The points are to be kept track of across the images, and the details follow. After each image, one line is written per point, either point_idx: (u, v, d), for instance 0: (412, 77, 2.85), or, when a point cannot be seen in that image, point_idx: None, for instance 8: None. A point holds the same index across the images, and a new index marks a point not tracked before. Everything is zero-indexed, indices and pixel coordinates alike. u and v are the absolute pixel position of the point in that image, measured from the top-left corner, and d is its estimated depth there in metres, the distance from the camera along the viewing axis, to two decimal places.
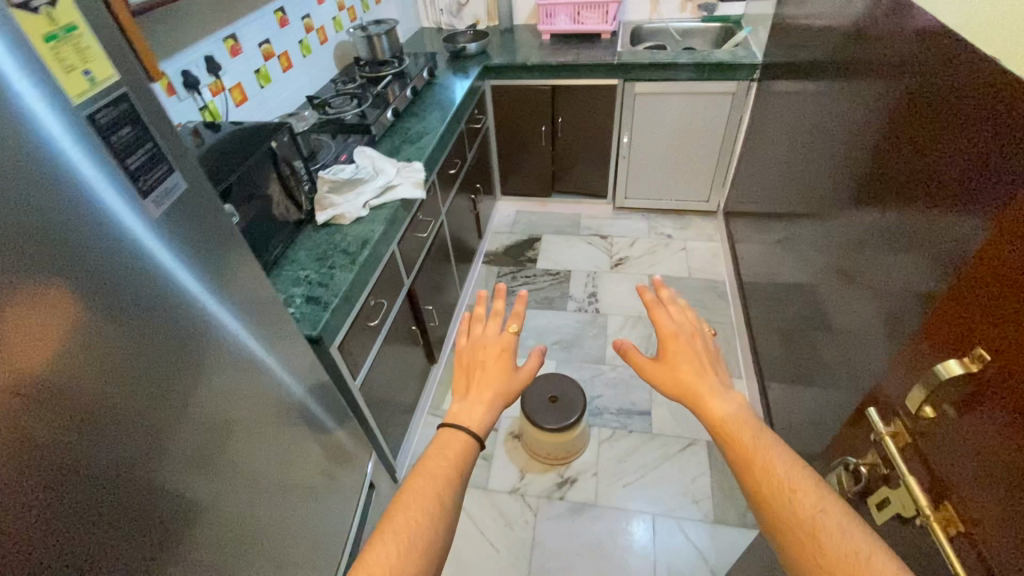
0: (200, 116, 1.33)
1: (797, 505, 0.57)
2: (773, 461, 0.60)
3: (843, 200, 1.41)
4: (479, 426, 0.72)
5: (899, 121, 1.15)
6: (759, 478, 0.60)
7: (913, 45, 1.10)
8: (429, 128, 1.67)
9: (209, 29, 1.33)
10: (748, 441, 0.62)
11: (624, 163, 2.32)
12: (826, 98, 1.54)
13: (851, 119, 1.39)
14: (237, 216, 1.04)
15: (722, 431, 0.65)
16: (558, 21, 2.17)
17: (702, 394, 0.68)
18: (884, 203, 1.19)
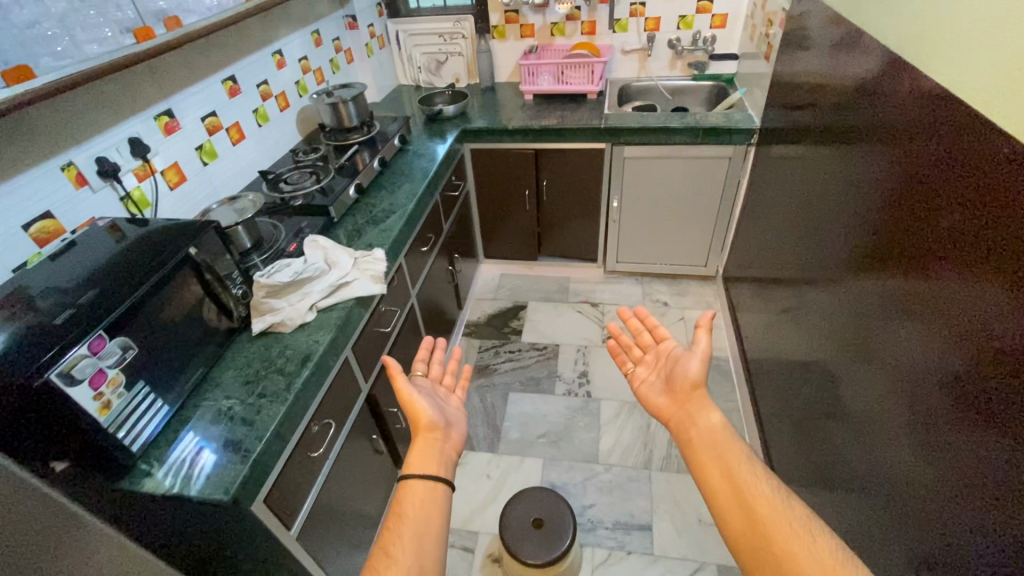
0: (121, 206, 1.15)
1: (785, 509, 0.65)
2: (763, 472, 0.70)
3: (857, 288, 1.23)
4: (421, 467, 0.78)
5: (922, 210, 0.98)
6: (748, 485, 0.68)
7: (931, 133, 0.96)
8: (397, 205, 1.49)
9: (137, 107, 1.16)
10: (738, 453, 0.73)
11: (615, 226, 2.15)
12: (830, 170, 1.39)
13: (862, 198, 1.23)
14: (134, 348, 0.84)
15: (712, 441, 0.75)
16: (541, 81, 2.05)
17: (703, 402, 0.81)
18: (907, 298, 1.01)
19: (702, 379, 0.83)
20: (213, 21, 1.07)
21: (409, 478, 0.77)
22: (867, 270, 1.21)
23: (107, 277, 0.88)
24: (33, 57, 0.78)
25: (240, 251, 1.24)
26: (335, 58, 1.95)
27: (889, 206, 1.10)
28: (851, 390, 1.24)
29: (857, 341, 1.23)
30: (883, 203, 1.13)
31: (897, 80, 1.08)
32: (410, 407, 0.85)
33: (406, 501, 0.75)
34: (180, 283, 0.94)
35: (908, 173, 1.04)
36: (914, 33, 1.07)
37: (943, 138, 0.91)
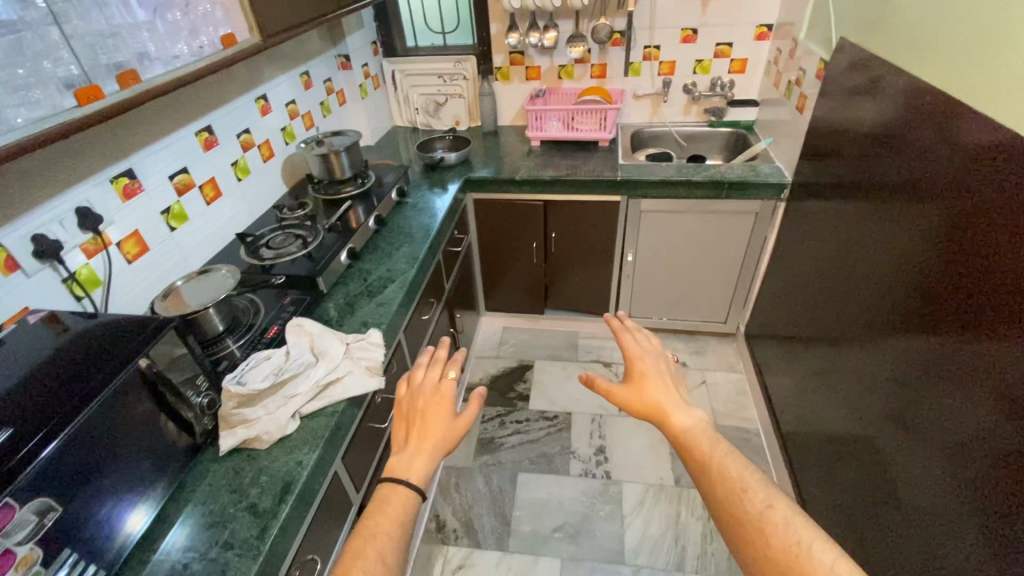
0: (63, 289, 0.94)
1: (745, 500, 0.58)
2: (730, 471, 0.61)
3: (900, 357, 1.09)
4: (426, 476, 0.66)
5: (967, 273, 0.90)
6: (712, 490, 0.61)
7: (990, 189, 0.85)
8: (394, 271, 1.31)
9: (88, 169, 0.97)
10: (702, 453, 0.64)
11: (629, 280, 2.00)
12: (861, 231, 1.25)
13: (899, 259, 1.10)
14: (57, 508, 0.63)
15: (683, 449, 0.66)
16: (549, 126, 1.92)
17: (669, 408, 0.69)
18: (941, 363, 0.96)
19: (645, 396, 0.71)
20: (181, 72, 0.88)
21: (397, 479, 0.66)
22: (905, 341, 1.07)
23: (22, 405, 0.67)
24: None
25: (211, 338, 1.04)
26: (325, 100, 1.79)
27: (932, 262, 1.00)
28: (897, 473, 1.09)
29: (899, 413, 1.08)
30: (926, 266, 1.01)
31: (952, 138, 0.95)
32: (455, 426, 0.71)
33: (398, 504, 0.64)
34: (128, 407, 0.74)
35: (953, 229, 0.94)
36: (965, 92, 0.95)
37: (1004, 186, 0.82)
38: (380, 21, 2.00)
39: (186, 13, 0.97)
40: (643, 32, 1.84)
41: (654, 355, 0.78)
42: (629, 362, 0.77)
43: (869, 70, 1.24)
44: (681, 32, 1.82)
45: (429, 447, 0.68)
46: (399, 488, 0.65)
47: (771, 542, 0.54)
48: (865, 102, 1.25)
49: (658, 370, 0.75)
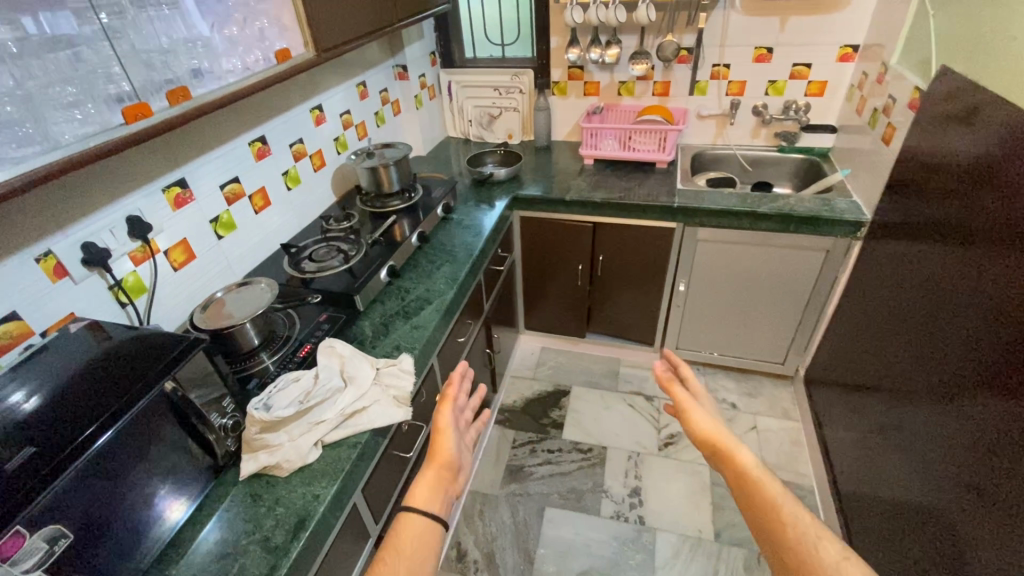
0: (109, 296, 0.95)
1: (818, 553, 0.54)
2: (793, 516, 0.58)
3: (975, 422, 0.95)
4: (428, 494, 0.67)
5: None
6: (782, 537, 0.57)
7: None
8: (432, 291, 1.27)
9: (142, 178, 0.98)
10: (764, 496, 0.60)
11: (678, 311, 1.88)
12: (945, 282, 1.10)
13: (984, 310, 0.96)
14: (68, 534, 0.61)
15: (748, 492, 0.62)
16: (604, 145, 1.84)
17: (729, 446, 0.67)
18: (1016, 430, 0.84)
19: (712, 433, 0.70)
20: (232, 89, 0.87)
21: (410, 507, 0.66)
22: (989, 406, 0.92)
23: (49, 423, 0.66)
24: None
25: (245, 352, 1.03)
26: (380, 110, 1.79)
27: (1011, 317, 0.88)
28: (970, 558, 0.93)
29: (975, 484, 0.94)
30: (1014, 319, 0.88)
31: None
32: (439, 438, 0.72)
33: (408, 537, 0.62)
34: (151, 429, 0.72)
35: None
36: None
37: None
38: (440, 32, 1.99)
39: (244, 27, 0.98)
40: (712, 50, 1.74)
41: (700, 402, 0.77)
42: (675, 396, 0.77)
43: (966, 98, 1.09)
44: (755, 51, 1.70)
45: (431, 467, 0.70)
46: (402, 513, 0.65)
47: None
48: (960, 132, 1.10)
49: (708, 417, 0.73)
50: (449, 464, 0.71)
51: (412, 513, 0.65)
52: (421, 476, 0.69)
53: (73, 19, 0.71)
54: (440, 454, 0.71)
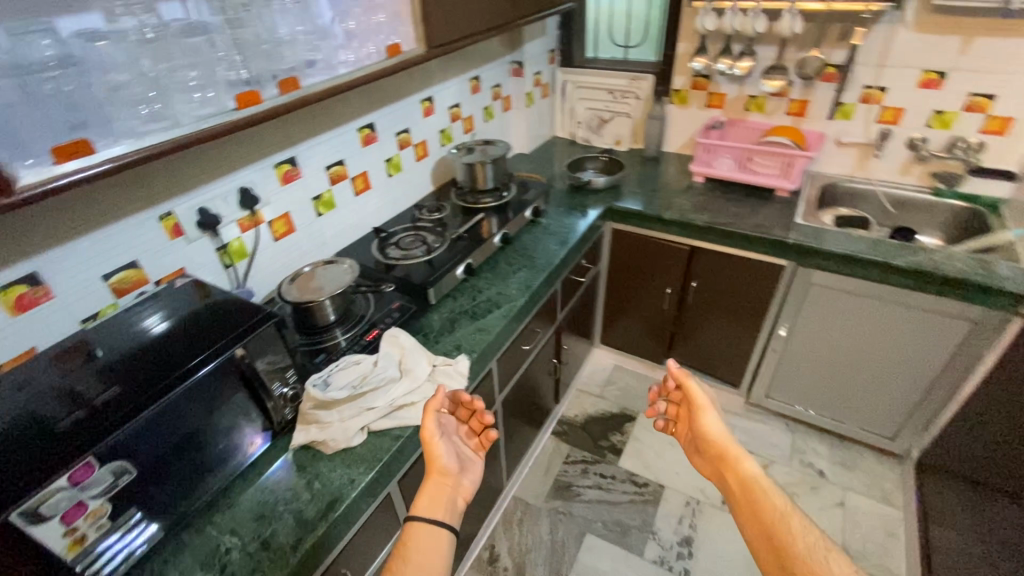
0: (216, 257, 1.05)
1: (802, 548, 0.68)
2: (788, 521, 0.71)
3: None
4: (432, 502, 0.79)
5: None
6: (791, 545, 0.68)
7: None
8: (504, 295, 1.26)
9: (257, 154, 1.07)
10: (774, 506, 0.73)
11: (773, 356, 1.69)
12: None
13: None
14: (134, 472, 0.69)
15: (748, 494, 0.76)
16: (718, 164, 1.69)
17: (739, 456, 0.81)
18: None
19: (726, 439, 0.84)
20: (339, 81, 0.93)
21: (418, 512, 0.78)
22: None
23: (138, 369, 0.75)
24: (89, 128, 0.66)
25: (321, 326, 1.09)
26: (490, 105, 1.80)
27: None
28: None
29: None
30: None
31: None
32: (427, 449, 0.82)
33: (414, 543, 0.74)
34: (218, 390, 0.79)
35: None
36: None
37: None
38: (564, 30, 1.95)
39: (362, 21, 1.01)
40: (866, 70, 1.51)
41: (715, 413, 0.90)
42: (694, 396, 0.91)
43: None
44: (921, 75, 1.45)
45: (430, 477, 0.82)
46: (407, 524, 0.77)
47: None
48: None
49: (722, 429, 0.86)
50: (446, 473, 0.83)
51: (416, 522, 0.76)
52: (426, 485, 0.81)
53: (207, 8, 0.77)
54: (437, 464, 0.83)
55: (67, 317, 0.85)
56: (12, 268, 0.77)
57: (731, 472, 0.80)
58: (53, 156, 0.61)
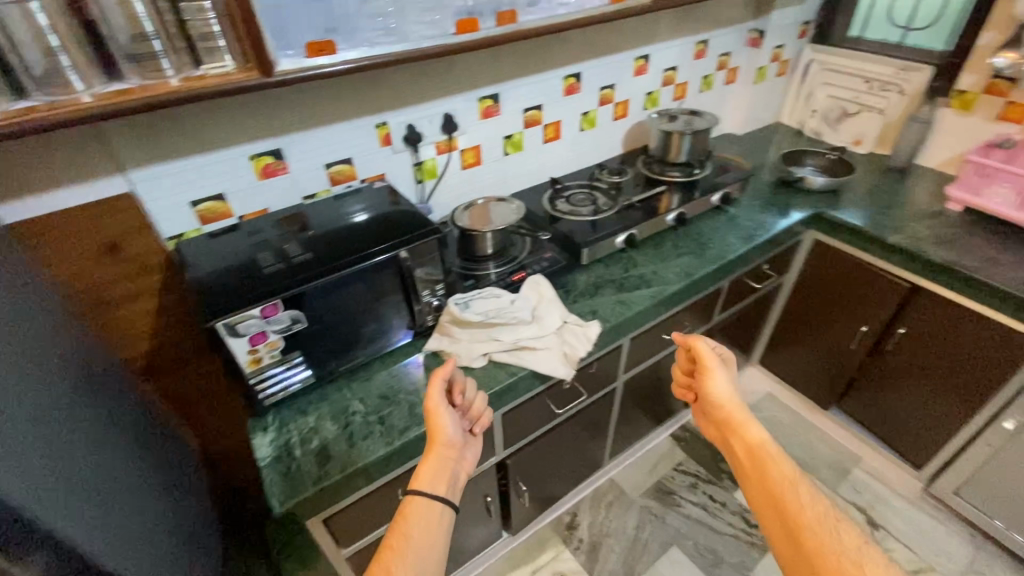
0: (411, 172, 1.18)
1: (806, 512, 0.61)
2: (798, 491, 0.64)
3: None
4: (434, 480, 0.71)
5: None
6: (797, 516, 0.61)
7: None
8: (659, 276, 1.19)
9: (466, 85, 1.15)
10: (782, 474, 0.66)
11: (984, 450, 1.32)
12: None
13: None
14: (304, 323, 0.85)
15: (755, 461, 0.69)
16: (989, 193, 1.30)
17: (747, 419, 0.73)
18: None
19: (734, 399, 0.75)
20: (555, 21, 0.97)
21: (417, 489, 0.70)
22: None
23: (329, 245, 0.90)
24: (336, 34, 0.79)
25: (478, 256, 1.16)
26: (710, 75, 1.64)
27: None
28: None
29: None
30: None
31: None
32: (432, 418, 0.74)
33: (412, 519, 0.67)
34: (378, 280, 0.91)
35: None
36: None
37: None
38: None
39: None
40: None
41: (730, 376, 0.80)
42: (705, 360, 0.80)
43: None
44: None
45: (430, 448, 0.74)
46: (407, 496, 0.70)
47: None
48: None
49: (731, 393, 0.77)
50: (450, 447, 0.75)
51: (417, 496, 0.69)
52: (426, 460, 0.73)
53: None
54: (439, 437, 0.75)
55: (296, 192, 1.05)
56: (266, 141, 0.97)
57: (735, 437, 0.73)
58: (306, 50, 0.75)
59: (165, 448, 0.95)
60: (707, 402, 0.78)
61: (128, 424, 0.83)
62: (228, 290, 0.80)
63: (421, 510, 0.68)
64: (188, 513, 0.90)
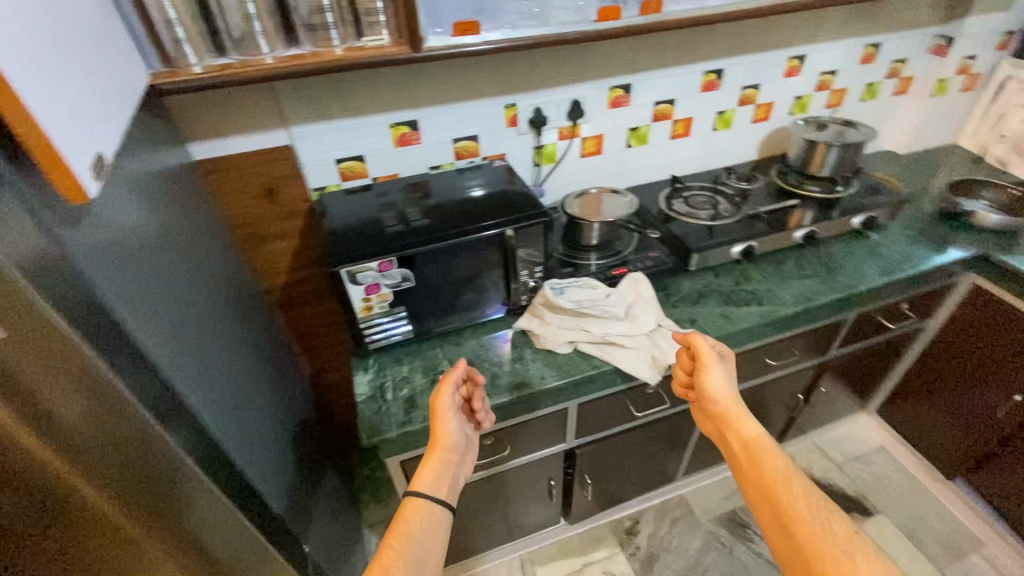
0: (531, 154, 1.21)
1: (797, 500, 0.64)
2: (789, 483, 0.66)
3: None
4: (434, 484, 0.76)
5: None
6: (789, 507, 0.64)
7: None
8: (772, 296, 1.10)
9: (599, 73, 1.14)
10: (773, 466, 0.68)
11: None
12: None
13: None
14: (412, 282, 0.92)
15: (750, 455, 0.71)
16: None
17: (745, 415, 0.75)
18: None
19: (732, 395, 0.78)
20: (704, 11, 0.93)
21: (417, 490, 0.75)
22: None
23: (444, 214, 0.96)
24: (482, 16, 0.83)
25: (582, 245, 1.16)
26: (877, 83, 1.45)
27: None
28: None
29: None
30: None
31: None
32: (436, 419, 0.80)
33: (412, 519, 0.72)
34: (483, 253, 0.95)
35: None
36: None
37: None
38: None
39: None
40: None
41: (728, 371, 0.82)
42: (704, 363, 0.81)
43: None
44: None
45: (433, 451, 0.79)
46: (407, 497, 0.75)
47: (843, 568, 0.56)
48: None
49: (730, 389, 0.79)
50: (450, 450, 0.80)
51: (419, 498, 0.74)
52: (426, 461, 0.78)
53: None
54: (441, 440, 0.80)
55: (424, 161, 1.13)
56: (406, 111, 1.04)
57: (731, 432, 0.75)
58: (453, 29, 0.80)
59: (285, 369, 1.09)
60: (703, 400, 0.80)
61: (258, 343, 0.97)
62: (354, 242, 0.90)
63: (420, 510, 0.73)
64: (295, 428, 1.04)
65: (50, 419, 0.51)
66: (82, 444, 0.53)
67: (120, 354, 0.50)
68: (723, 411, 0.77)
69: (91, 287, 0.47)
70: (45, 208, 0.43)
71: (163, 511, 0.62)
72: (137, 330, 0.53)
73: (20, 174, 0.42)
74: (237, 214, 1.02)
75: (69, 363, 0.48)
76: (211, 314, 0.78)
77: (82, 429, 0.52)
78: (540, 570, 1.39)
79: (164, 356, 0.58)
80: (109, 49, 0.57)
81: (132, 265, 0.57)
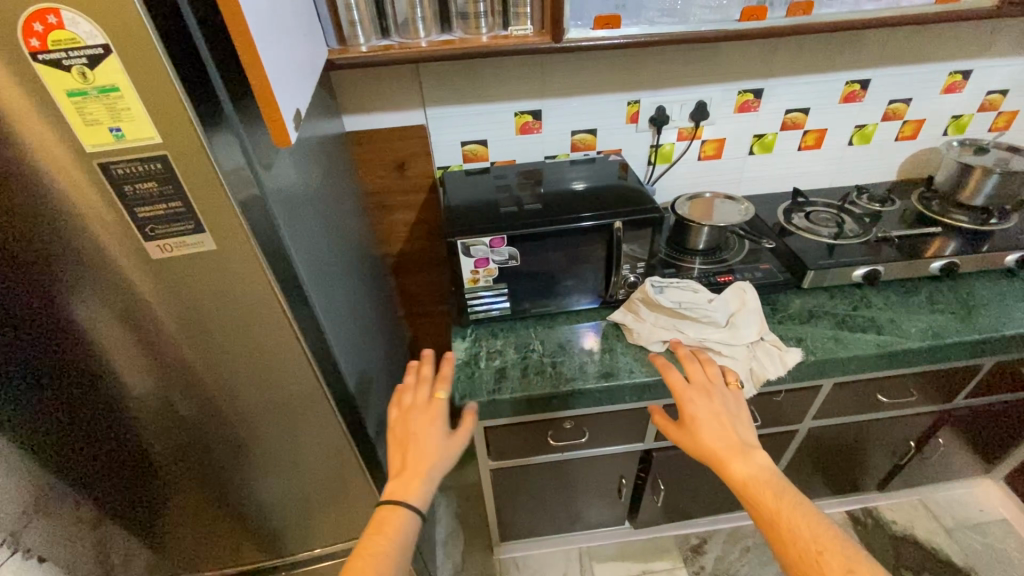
0: (646, 152, 1.21)
1: (796, 542, 0.58)
2: (786, 521, 0.59)
3: None
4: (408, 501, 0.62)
5: None
6: (790, 555, 0.58)
7: None
8: (895, 327, 1.01)
9: (730, 75, 1.12)
10: (767, 508, 0.61)
11: None
12: None
13: None
14: (518, 262, 0.97)
15: (743, 499, 0.64)
16: None
17: (727, 455, 0.66)
18: None
19: (714, 431, 0.69)
20: (860, 15, 0.88)
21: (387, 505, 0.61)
22: None
23: (556, 202, 1.00)
24: (623, 11, 0.86)
25: (688, 248, 1.15)
26: None
27: None
28: None
29: None
30: None
31: None
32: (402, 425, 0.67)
33: (392, 534, 0.60)
34: (589, 243, 0.98)
35: None
36: None
37: None
38: None
39: None
40: None
41: (715, 393, 0.73)
42: (679, 401, 0.73)
43: None
44: None
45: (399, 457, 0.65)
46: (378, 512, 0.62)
47: None
48: None
49: (713, 420, 0.70)
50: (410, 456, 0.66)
51: (393, 515, 0.61)
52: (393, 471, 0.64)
53: None
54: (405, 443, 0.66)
55: (541, 150, 1.18)
56: (532, 101, 1.09)
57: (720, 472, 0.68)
58: (593, 23, 0.83)
59: (390, 328, 1.20)
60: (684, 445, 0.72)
61: (373, 299, 1.07)
62: (470, 217, 0.97)
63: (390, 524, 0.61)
64: (392, 382, 1.14)
65: (203, 343, 0.61)
66: (225, 363, 0.63)
67: (288, 280, 0.59)
68: (703, 454, 0.68)
69: (273, 219, 0.57)
70: (254, 153, 0.54)
71: (268, 430, 0.72)
72: (297, 260, 0.63)
73: (243, 123, 0.52)
74: (370, 183, 1.13)
75: (253, 283, 0.57)
76: (343, 264, 0.88)
77: (242, 350, 0.62)
78: (597, 567, 1.39)
79: (312, 288, 0.67)
80: (309, 26, 0.68)
81: (298, 210, 0.67)
